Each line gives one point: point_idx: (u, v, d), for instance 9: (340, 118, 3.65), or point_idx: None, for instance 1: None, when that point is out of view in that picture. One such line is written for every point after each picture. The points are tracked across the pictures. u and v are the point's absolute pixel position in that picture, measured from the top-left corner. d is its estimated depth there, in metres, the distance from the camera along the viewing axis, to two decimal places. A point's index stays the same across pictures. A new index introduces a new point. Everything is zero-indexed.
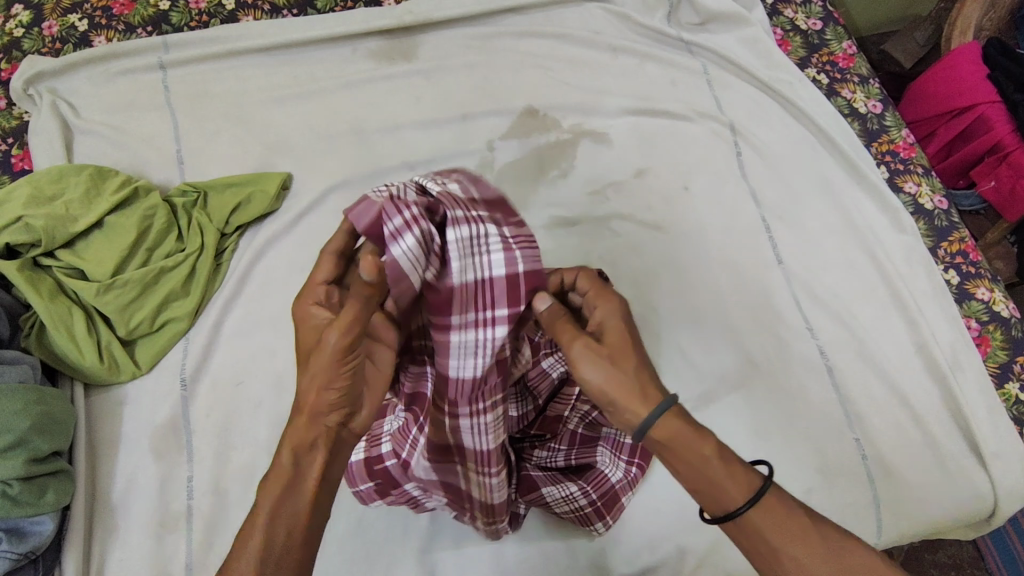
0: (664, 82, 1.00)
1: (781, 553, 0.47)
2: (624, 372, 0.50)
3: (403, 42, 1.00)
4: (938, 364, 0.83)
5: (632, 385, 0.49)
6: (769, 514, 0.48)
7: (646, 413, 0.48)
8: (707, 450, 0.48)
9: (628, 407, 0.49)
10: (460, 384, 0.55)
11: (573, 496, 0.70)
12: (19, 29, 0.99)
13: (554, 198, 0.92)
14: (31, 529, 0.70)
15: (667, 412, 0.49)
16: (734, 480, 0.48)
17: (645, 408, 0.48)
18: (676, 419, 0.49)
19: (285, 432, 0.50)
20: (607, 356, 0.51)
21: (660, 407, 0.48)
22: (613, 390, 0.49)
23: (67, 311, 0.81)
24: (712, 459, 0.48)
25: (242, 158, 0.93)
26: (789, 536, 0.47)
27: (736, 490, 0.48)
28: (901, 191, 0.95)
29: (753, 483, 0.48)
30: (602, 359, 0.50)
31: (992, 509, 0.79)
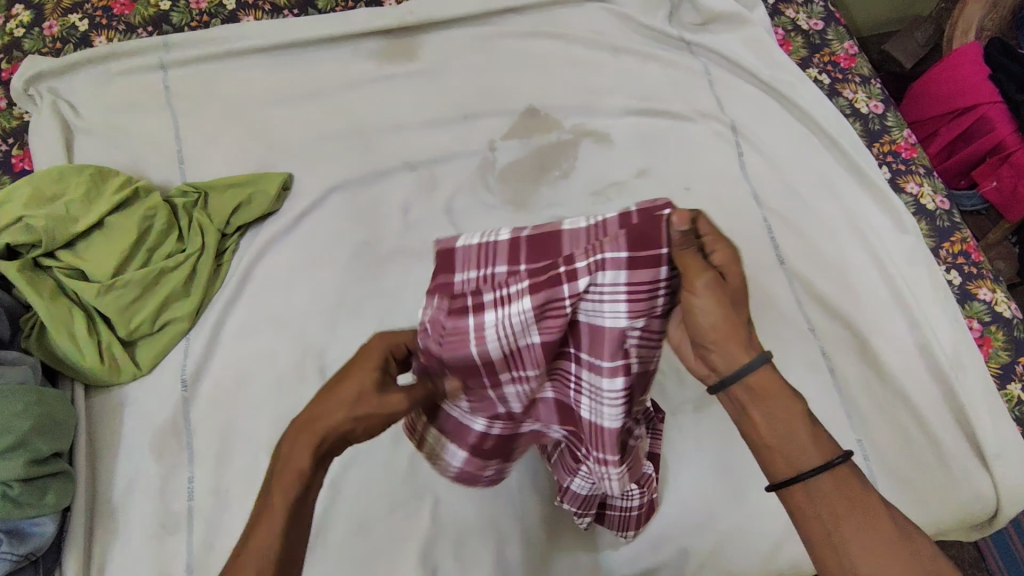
0: (666, 83, 1.00)
1: (842, 528, 0.44)
2: (733, 319, 0.45)
3: (404, 42, 1.00)
4: (940, 364, 0.83)
5: (731, 335, 0.45)
6: (843, 481, 0.45)
7: (748, 361, 0.45)
8: (797, 411, 0.45)
9: (721, 355, 0.45)
10: (574, 238, 0.49)
11: (631, 497, 0.67)
12: (19, 29, 0.99)
13: (555, 198, 0.92)
14: (32, 530, 0.70)
15: (764, 366, 0.45)
16: (812, 444, 0.45)
17: (743, 357, 0.45)
18: (773, 373, 0.45)
19: (310, 417, 0.48)
20: (721, 301, 0.44)
21: (761, 358, 0.45)
22: (718, 339, 0.45)
23: (67, 312, 0.81)
24: (793, 419, 0.45)
25: (243, 158, 0.93)
26: (854, 508, 0.44)
27: (812, 455, 0.45)
28: (903, 191, 0.94)
29: (834, 451, 0.45)
30: (724, 301, 0.44)
31: (995, 510, 0.79)
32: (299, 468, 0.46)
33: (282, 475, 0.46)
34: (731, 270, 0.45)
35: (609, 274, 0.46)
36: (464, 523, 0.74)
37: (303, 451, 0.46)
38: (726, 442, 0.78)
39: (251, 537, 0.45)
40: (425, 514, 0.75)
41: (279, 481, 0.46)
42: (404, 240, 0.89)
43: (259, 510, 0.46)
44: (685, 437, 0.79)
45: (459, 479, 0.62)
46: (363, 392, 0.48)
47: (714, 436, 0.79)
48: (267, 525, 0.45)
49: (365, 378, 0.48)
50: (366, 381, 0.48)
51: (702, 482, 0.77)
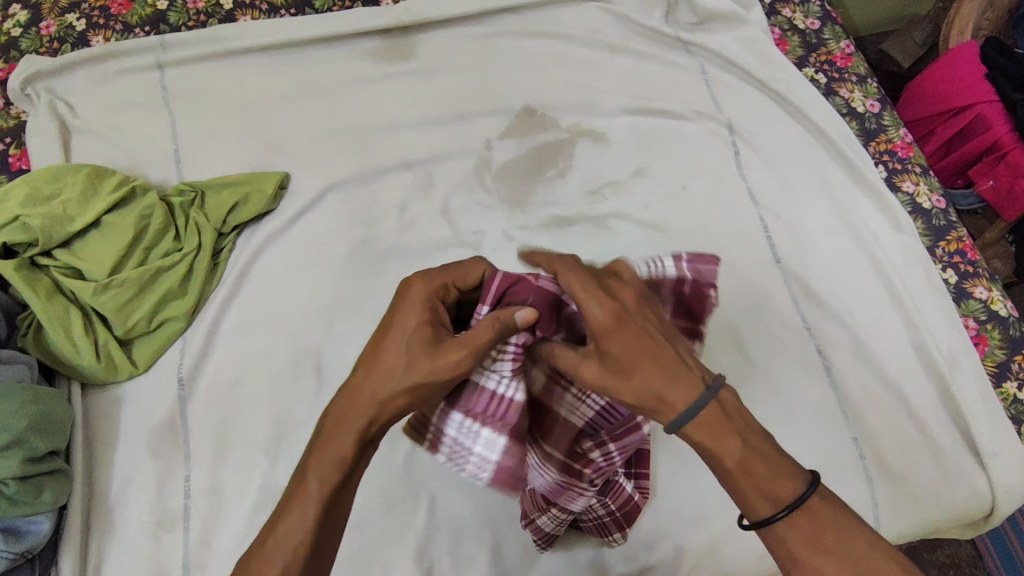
0: (662, 82, 1.00)
1: (803, 564, 0.47)
2: (647, 369, 0.49)
3: (400, 41, 1.00)
4: (936, 362, 0.83)
5: (651, 387, 0.49)
6: (801, 521, 0.47)
7: (671, 418, 0.48)
8: (730, 466, 0.48)
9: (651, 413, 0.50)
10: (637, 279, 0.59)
11: (593, 508, 0.67)
12: (17, 29, 0.99)
13: (552, 197, 0.92)
14: (28, 529, 0.70)
15: (689, 421, 0.48)
16: (763, 493, 0.48)
17: (676, 410, 0.48)
18: (699, 427, 0.48)
19: (363, 382, 0.51)
20: (615, 366, 0.50)
21: (696, 406, 0.48)
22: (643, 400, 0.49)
23: (64, 310, 0.81)
24: (737, 471, 0.48)
25: (241, 157, 0.93)
26: (813, 545, 0.47)
27: (764, 504, 0.48)
28: (899, 190, 0.94)
29: (788, 493, 0.48)
30: (610, 379, 0.50)
31: (990, 508, 0.79)
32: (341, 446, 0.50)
33: (331, 443, 0.51)
34: (606, 344, 0.50)
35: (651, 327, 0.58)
36: (459, 521, 0.75)
37: (346, 431, 0.50)
38: None
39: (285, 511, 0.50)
40: (421, 512, 0.75)
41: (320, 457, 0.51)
42: (401, 239, 0.90)
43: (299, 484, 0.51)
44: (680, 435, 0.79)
45: (433, 445, 0.60)
46: (411, 351, 0.51)
47: None
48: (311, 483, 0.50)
49: (411, 339, 0.51)
50: (414, 349, 0.51)
51: (697, 480, 0.77)
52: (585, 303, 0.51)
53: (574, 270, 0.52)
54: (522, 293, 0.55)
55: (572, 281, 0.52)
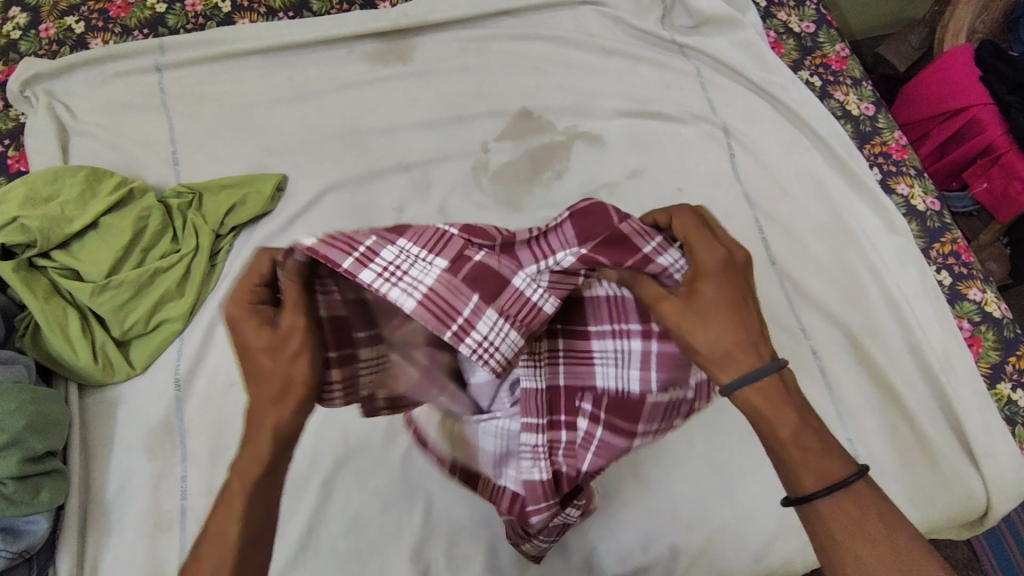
0: (658, 85, 1.00)
1: (842, 546, 0.45)
2: (728, 325, 0.47)
3: (398, 44, 1.01)
4: (930, 364, 0.83)
5: (728, 341, 0.47)
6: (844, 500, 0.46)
7: (740, 372, 0.47)
8: (790, 427, 0.46)
9: (726, 360, 0.47)
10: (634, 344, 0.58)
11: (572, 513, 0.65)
12: (16, 31, 1.00)
13: (548, 198, 0.93)
14: (26, 528, 0.70)
15: (767, 375, 0.46)
16: (808, 468, 0.46)
17: (745, 366, 0.46)
18: (773, 385, 0.47)
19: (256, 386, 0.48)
20: (710, 315, 0.47)
21: (765, 369, 0.46)
22: (715, 351, 0.47)
23: (62, 311, 0.81)
24: (788, 441, 0.46)
25: (238, 159, 0.94)
26: (852, 529, 0.45)
27: (808, 478, 0.46)
28: (893, 193, 0.95)
29: (837, 473, 0.46)
30: (706, 320, 0.47)
31: (985, 508, 0.79)
32: (256, 454, 0.46)
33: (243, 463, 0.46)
34: (704, 285, 0.48)
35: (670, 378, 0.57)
36: (456, 521, 0.75)
37: (258, 439, 0.46)
38: (717, 441, 0.79)
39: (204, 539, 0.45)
40: (418, 513, 0.75)
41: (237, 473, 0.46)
42: None
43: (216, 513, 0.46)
44: (676, 435, 0.79)
45: (428, 311, 0.53)
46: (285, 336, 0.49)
47: (704, 435, 0.79)
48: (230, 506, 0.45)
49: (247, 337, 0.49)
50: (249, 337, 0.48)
51: (692, 481, 0.77)
52: (693, 246, 0.51)
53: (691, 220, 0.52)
54: (600, 227, 0.54)
55: (683, 224, 0.52)
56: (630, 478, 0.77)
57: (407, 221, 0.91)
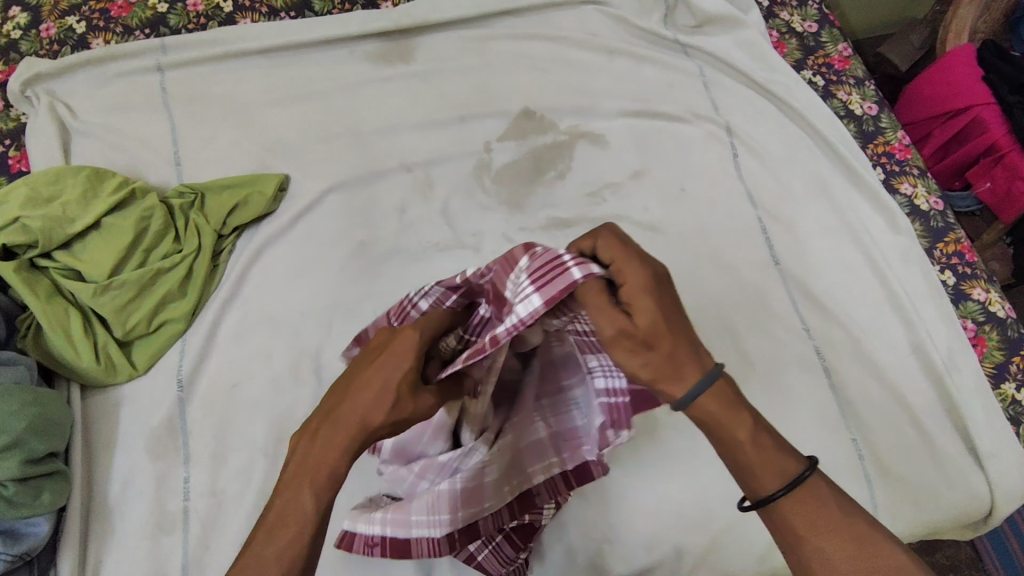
0: (661, 84, 1.00)
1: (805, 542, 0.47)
2: (664, 349, 0.45)
3: (400, 44, 1.00)
4: (934, 364, 0.83)
5: (659, 366, 0.45)
6: (803, 500, 0.47)
7: (683, 393, 0.46)
8: (741, 435, 0.47)
9: (668, 382, 0.46)
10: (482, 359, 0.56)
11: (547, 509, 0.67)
12: (17, 31, 1.00)
13: (551, 198, 0.92)
14: (27, 531, 0.70)
15: (708, 390, 0.46)
16: (768, 470, 0.47)
17: (685, 389, 0.46)
18: (716, 398, 0.46)
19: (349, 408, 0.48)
20: (641, 343, 0.45)
21: (703, 383, 0.46)
22: (653, 376, 0.46)
23: (64, 313, 0.81)
24: (747, 445, 0.47)
25: (240, 159, 0.93)
26: (816, 525, 0.47)
27: (769, 479, 0.47)
28: (897, 192, 0.95)
29: (791, 470, 0.47)
30: (641, 347, 0.45)
31: (989, 509, 0.79)
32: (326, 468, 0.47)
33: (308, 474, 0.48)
34: (638, 301, 0.46)
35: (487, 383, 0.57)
36: None
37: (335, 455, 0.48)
38: None
39: (274, 515, 0.48)
40: None
41: (303, 472, 0.48)
42: (401, 241, 0.90)
43: (288, 502, 0.48)
44: (680, 436, 0.79)
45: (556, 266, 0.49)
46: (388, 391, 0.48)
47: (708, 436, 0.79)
48: (300, 499, 0.47)
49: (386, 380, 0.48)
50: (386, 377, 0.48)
51: (696, 482, 0.77)
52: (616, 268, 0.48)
53: (612, 239, 0.49)
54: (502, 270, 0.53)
55: (606, 249, 0.49)
56: (635, 478, 0.77)
57: (410, 220, 0.91)
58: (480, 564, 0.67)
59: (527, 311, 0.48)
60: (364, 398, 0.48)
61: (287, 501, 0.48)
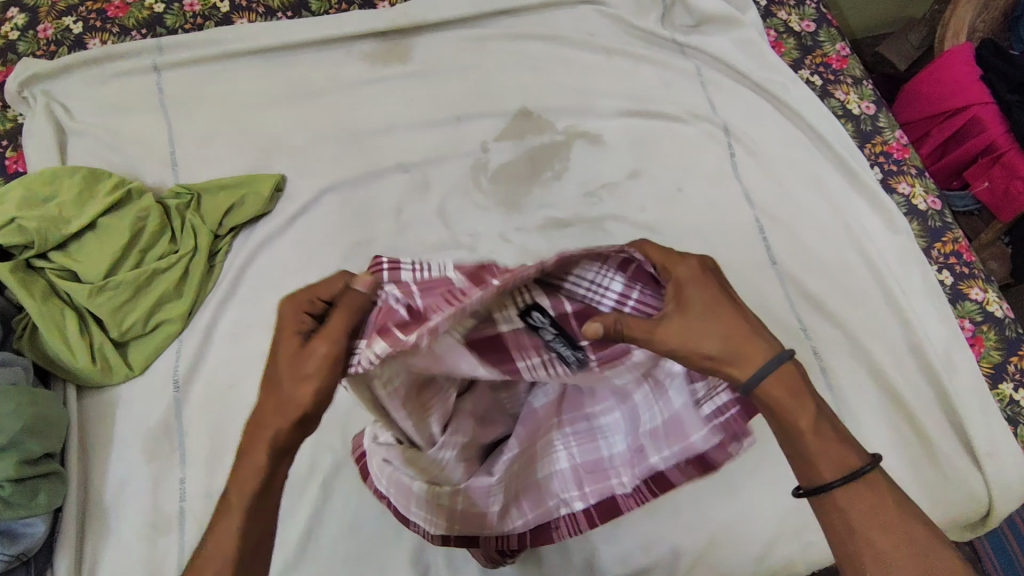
0: (658, 84, 1.00)
1: (862, 537, 0.44)
2: (728, 326, 0.47)
3: (397, 44, 1.00)
4: (931, 364, 0.83)
5: (734, 340, 0.46)
6: (858, 493, 0.44)
7: (756, 369, 0.46)
8: (805, 421, 0.45)
9: (738, 360, 0.46)
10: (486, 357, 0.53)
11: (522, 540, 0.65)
12: (14, 32, 1.00)
13: (547, 199, 0.92)
14: (23, 531, 0.70)
15: (777, 370, 0.46)
16: (827, 455, 0.45)
17: (754, 365, 0.46)
18: (785, 380, 0.46)
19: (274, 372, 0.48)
20: (710, 315, 0.47)
21: (777, 359, 0.46)
22: (725, 352, 0.46)
23: (60, 313, 0.81)
24: (808, 431, 0.45)
25: (237, 160, 0.93)
26: (874, 519, 0.44)
27: (828, 467, 0.45)
28: (894, 192, 0.95)
29: (851, 462, 0.45)
30: (699, 320, 0.47)
31: (987, 509, 0.79)
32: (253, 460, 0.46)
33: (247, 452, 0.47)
34: (695, 286, 0.49)
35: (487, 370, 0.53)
36: None
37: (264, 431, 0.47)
38: None
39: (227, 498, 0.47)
40: None
41: (240, 473, 0.46)
42: (397, 240, 0.90)
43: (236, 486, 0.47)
44: None
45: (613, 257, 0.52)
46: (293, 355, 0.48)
47: None
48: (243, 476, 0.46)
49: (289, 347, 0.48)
50: (293, 345, 0.48)
51: (693, 483, 0.76)
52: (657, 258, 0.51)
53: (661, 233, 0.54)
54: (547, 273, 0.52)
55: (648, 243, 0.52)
56: None
57: (406, 220, 0.91)
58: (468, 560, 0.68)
59: (617, 296, 0.52)
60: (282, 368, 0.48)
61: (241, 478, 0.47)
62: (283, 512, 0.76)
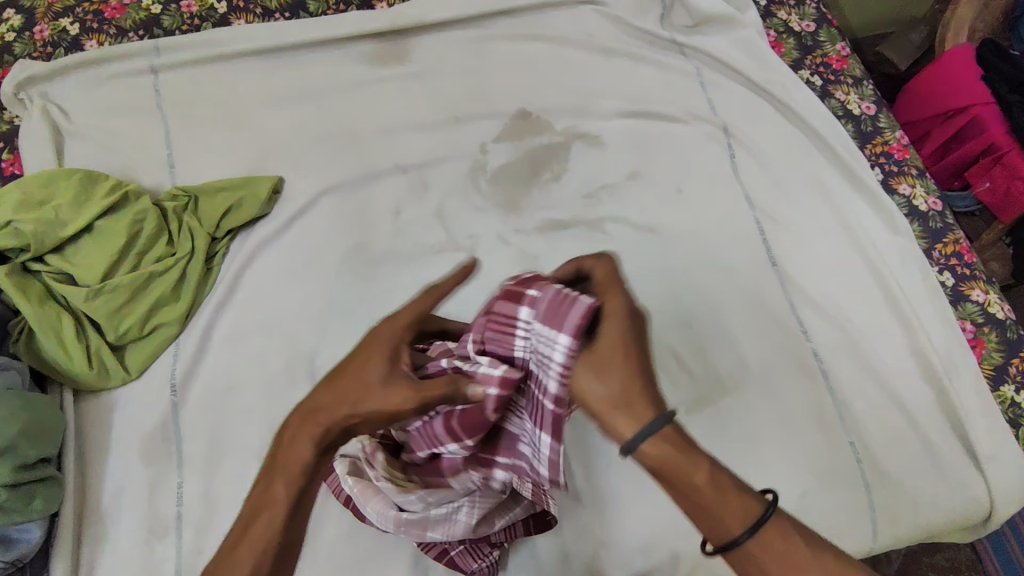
0: (657, 84, 0.99)
1: None
2: (618, 372, 0.39)
3: (395, 45, 1.00)
4: (933, 366, 0.83)
5: (624, 389, 0.39)
6: None
7: (631, 433, 0.38)
8: None
9: (610, 419, 0.39)
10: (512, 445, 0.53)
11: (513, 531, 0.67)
12: (11, 33, 0.99)
13: (547, 200, 0.92)
14: (19, 537, 0.70)
15: (654, 436, 0.38)
16: (728, 511, 0.38)
17: (629, 428, 0.38)
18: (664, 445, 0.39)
19: (343, 365, 0.44)
20: (620, 360, 0.40)
21: (652, 427, 0.38)
22: (608, 396, 0.39)
23: (56, 316, 0.80)
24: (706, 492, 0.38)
25: (235, 162, 0.93)
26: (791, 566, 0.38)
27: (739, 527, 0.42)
28: (895, 193, 0.94)
29: None
30: (582, 364, 0.40)
31: (988, 511, 0.79)
32: (296, 461, 0.42)
33: (283, 461, 0.42)
34: (605, 324, 0.41)
35: (512, 453, 0.53)
36: None
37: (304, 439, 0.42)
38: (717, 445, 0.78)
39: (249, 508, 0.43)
40: None
41: (279, 465, 0.43)
42: (396, 242, 0.89)
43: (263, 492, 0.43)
44: None
45: (553, 304, 0.42)
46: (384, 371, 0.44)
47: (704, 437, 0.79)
48: (274, 490, 0.42)
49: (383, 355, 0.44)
50: (389, 358, 0.44)
51: None
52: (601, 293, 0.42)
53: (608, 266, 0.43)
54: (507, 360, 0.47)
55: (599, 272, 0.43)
56: (631, 481, 0.76)
57: (405, 222, 0.90)
58: (452, 561, 0.67)
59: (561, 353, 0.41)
60: (361, 364, 0.44)
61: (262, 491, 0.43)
62: None
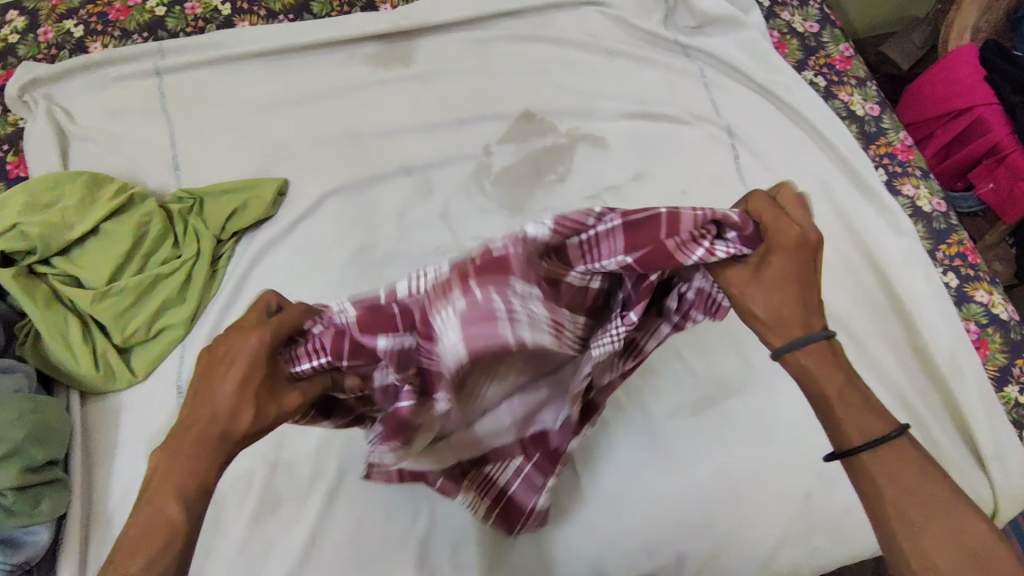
0: (662, 86, 0.99)
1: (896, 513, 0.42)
2: (795, 299, 0.45)
3: (399, 46, 1.00)
4: (936, 367, 0.83)
5: (783, 309, 0.45)
6: (888, 460, 0.43)
7: (799, 336, 0.45)
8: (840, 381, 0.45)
9: (783, 325, 0.46)
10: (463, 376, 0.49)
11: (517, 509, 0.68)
12: (15, 35, 0.99)
13: (551, 201, 0.92)
14: (26, 539, 0.70)
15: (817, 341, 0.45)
16: (853, 420, 0.44)
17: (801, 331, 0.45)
18: (822, 352, 0.45)
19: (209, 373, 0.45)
20: (795, 285, 0.46)
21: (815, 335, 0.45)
22: (772, 318, 0.46)
23: (62, 319, 0.81)
24: (837, 402, 0.45)
25: (240, 164, 0.93)
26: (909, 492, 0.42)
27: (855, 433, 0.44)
28: (899, 194, 0.94)
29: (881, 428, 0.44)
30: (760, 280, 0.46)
31: (992, 512, 0.79)
32: (194, 473, 0.43)
33: (167, 480, 0.43)
34: (777, 256, 0.46)
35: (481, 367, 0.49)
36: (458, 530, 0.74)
37: (193, 456, 0.43)
38: (723, 448, 0.78)
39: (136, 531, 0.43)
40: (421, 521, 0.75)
41: (168, 483, 0.43)
42: (400, 244, 0.89)
43: (148, 510, 0.43)
44: (681, 440, 0.78)
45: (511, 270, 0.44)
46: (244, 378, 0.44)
47: (710, 439, 0.79)
48: (166, 511, 0.42)
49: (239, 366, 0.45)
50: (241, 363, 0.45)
51: (698, 487, 0.76)
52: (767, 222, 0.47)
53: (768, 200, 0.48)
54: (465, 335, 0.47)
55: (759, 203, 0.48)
56: (637, 483, 0.76)
57: (409, 223, 0.90)
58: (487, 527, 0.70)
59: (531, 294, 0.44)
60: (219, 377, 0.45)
61: (148, 512, 0.43)
62: (286, 518, 0.76)
